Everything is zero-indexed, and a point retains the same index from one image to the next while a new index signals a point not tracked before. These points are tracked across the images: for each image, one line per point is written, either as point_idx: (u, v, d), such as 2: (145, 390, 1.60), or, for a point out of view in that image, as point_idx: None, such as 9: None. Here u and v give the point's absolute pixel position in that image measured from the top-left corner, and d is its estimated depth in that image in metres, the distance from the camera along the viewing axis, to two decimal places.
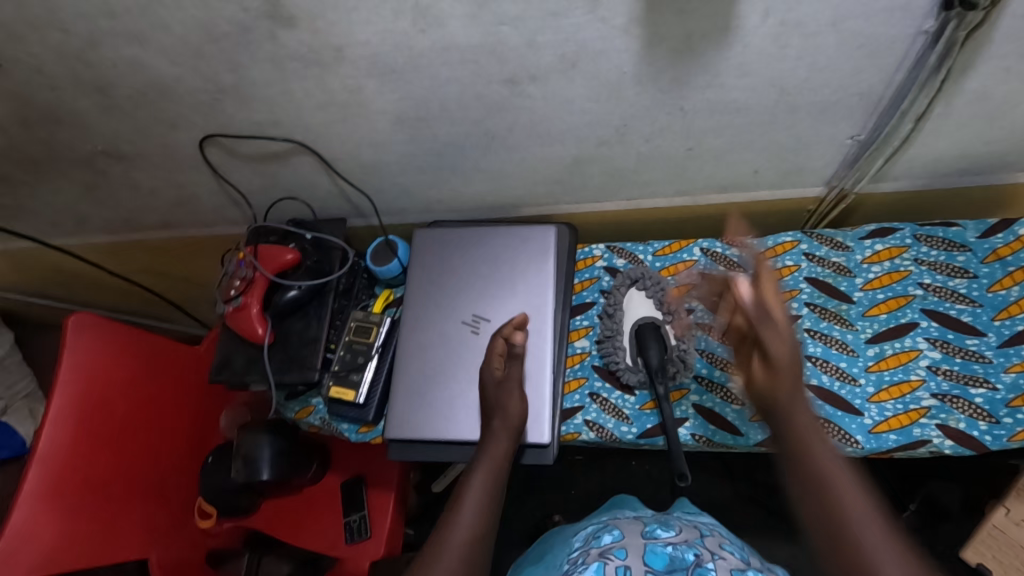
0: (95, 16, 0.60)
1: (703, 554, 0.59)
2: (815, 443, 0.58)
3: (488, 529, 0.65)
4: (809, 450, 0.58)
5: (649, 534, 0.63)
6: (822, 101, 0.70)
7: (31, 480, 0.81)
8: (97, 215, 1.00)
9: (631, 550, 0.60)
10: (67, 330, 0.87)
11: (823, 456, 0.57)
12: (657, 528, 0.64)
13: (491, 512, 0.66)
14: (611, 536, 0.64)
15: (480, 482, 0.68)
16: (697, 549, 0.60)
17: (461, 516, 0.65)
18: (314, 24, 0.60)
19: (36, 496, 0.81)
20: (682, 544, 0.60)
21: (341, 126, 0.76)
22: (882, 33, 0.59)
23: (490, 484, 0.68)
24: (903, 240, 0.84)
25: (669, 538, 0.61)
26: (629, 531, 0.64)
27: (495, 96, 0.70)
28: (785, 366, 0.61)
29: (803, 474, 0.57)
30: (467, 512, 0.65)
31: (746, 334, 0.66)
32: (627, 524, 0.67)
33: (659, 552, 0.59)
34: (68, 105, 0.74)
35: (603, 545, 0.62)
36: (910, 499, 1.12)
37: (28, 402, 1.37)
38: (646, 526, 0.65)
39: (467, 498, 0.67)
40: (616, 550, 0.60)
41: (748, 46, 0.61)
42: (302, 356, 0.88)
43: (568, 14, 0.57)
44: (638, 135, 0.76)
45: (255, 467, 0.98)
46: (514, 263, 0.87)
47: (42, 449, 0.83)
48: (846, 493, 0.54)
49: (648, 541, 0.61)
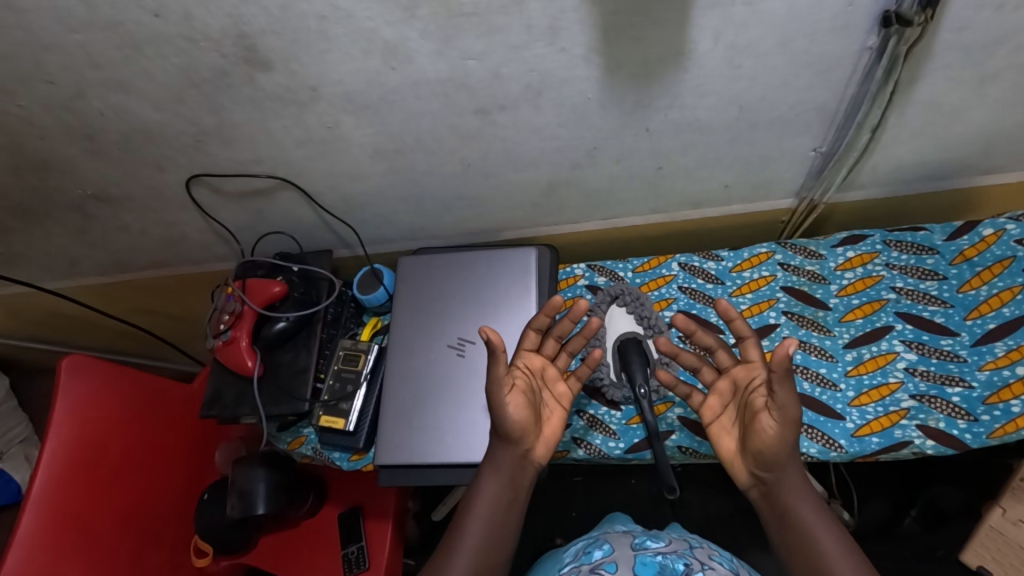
0: (81, 67, 0.63)
1: (693, 564, 0.60)
2: (802, 507, 0.60)
3: (497, 537, 0.64)
4: (796, 517, 0.60)
5: (639, 545, 0.64)
6: (782, 117, 0.73)
7: (26, 523, 0.81)
8: (88, 258, 1.03)
9: (621, 563, 0.60)
10: (60, 372, 0.88)
11: (806, 517, 0.60)
12: (646, 539, 0.65)
13: (503, 516, 0.65)
14: (601, 551, 0.64)
15: (492, 486, 0.67)
16: (687, 559, 0.61)
17: (471, 528, 0.63)
18: (290, 66, 0.63)
19: (32, 540, 0.81)
20: (672, 554, 0.62)
21: (322, 161, 0.79)
22: (829, 51, 0.63)
23: (498, 485, 0.67)
24: (873, 246, 0.86)
25: (659, 548, 0.63)
26: (619, 544, 0.65)
27: (468, 126, 0.73)
28: (784, 429, 0.59)
29: (793, 545, 0.59)
30: (473, 519, 0.64)
31: (747, 396, 0.64)
32: (617, 538, 0.67)
33: (649, 562, 0.60)
34: (58, 153, 0.76)
35: (594, 561, 0.63)
36: (911, 505, 1.13)
37: (23, 447, 1.39)
38: (635, 539, 0.66)
39: (479, 499, 0.66)
40: (606, 565, 0.61)
41: (703, 68, 0.64)
42: (291, 387, 0.89)
43: (530, 47, 0.60)
44: (608, 157, 0.79)
45: (252, 502, 0.98)
46: (498, 286, 0.89)
47: (36, 492, 0.83)
48: (833, 559, 0.57)
49: (638, 553, 0.62)
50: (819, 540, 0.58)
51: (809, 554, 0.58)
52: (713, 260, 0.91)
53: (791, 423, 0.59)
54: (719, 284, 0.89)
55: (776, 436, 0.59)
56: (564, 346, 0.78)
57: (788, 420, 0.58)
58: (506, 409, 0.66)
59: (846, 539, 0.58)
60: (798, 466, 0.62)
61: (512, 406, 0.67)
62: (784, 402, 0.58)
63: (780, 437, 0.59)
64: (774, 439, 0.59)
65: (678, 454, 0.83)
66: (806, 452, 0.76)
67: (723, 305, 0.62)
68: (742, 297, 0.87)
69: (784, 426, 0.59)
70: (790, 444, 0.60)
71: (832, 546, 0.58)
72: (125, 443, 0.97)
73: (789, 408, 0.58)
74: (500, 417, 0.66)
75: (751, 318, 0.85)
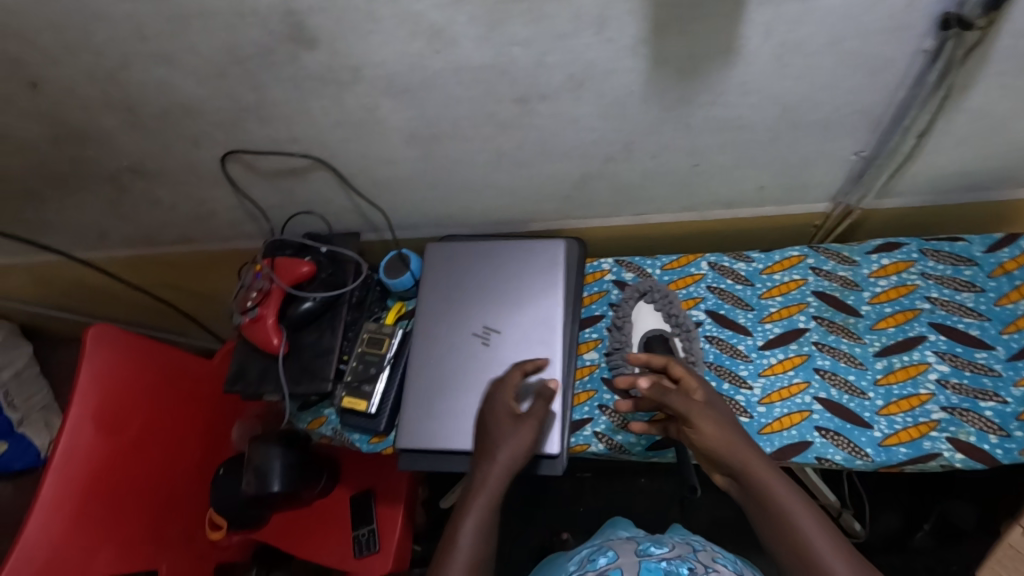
0: (127, 39, 0.62)
1: (696, 567, 0.63)
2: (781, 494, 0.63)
3: (485, 551, 0.69)
4: (777, 508, 0.62)
5: (643, 551, 0.67)
6: (825, 119, 0.71)
7: (46, 489, 0.83)
8: (118, 230, 1.04)
9: (626, 569, 0.64)
10: (84, 342, 0.90)
11: (785, 503, 0.62)
12: (650, 546, 0.69)
13: (490, 531, 0.71)
14: (606, 558, 0.68)
15: (479, 502, 0.71)
16: (690, 563, 0.65)
17: (461, 546, 0.68)
18: (335, 45, 0.62)
19: (50, 507, 0.83)
20: (675, 559, 0.65)
21: (357, 144, 0.78)
22: (883, 53, 0.61)
23: (484, 507, 0.71)
24: (909, 255, 0.84)
25: (662, 555, 0.66)
26: (624, 551, 0.69)
27: (506, 114, 0.71)
28: (705, 433, 0.67)
29: (782, 539, 0.62)
30: (465, 535, 0.68)
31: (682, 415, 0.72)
32: (621, 545, 0.71)
33: (653, 567, 0.64)
34: (96, 124, 0.76)
35: (599, 567, 0.67)
36: (924, 519, 1.13)
37: (43, 414, 1.44)
38: (640, 545, 0.70)
39: (463, 523, 0.70)
40: (612, 570, 0.64)
41: (751, 65, 0.62)
42: (315, 367, 0.89)
43: (578, 36, 0.59)
44: (645, 152, 0.78)
45: (266, 480, 1.01)
46: (526, 276, 0.88)
47: (56, 460, 0.84)
48: (816, 545, 0.60)
49: (642, 559, 0.66)
50: (798, 524, 0.61)
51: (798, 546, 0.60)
52: (744, 261, 0.90)
53: (708, 424, 0.67)
54: (749, 285, 0.88)
55: (706, 439, 0.67)
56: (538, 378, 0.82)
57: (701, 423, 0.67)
58: (515, 451, 0.73)
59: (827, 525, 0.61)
60: (761, 457, 0.66)
61: (520, 448, 0.74)
62: (685, 411, 0.68)
63: (711, 439, 0.67)
64: (708, 443, 0.67)
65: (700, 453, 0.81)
66: (830, 459, 0.76)
67: (661, 359, 0.74)
68: (771, 300, 0.86)
69: (705, 430, 0.67)
70: (724, 440, 0.67)
71: (814, 530, 0.61)
72: (143, 415, 0.98)
73: (692, 414, 0.68)
74: (510, 452, 0.73)
75: (779, 322, 0.85)
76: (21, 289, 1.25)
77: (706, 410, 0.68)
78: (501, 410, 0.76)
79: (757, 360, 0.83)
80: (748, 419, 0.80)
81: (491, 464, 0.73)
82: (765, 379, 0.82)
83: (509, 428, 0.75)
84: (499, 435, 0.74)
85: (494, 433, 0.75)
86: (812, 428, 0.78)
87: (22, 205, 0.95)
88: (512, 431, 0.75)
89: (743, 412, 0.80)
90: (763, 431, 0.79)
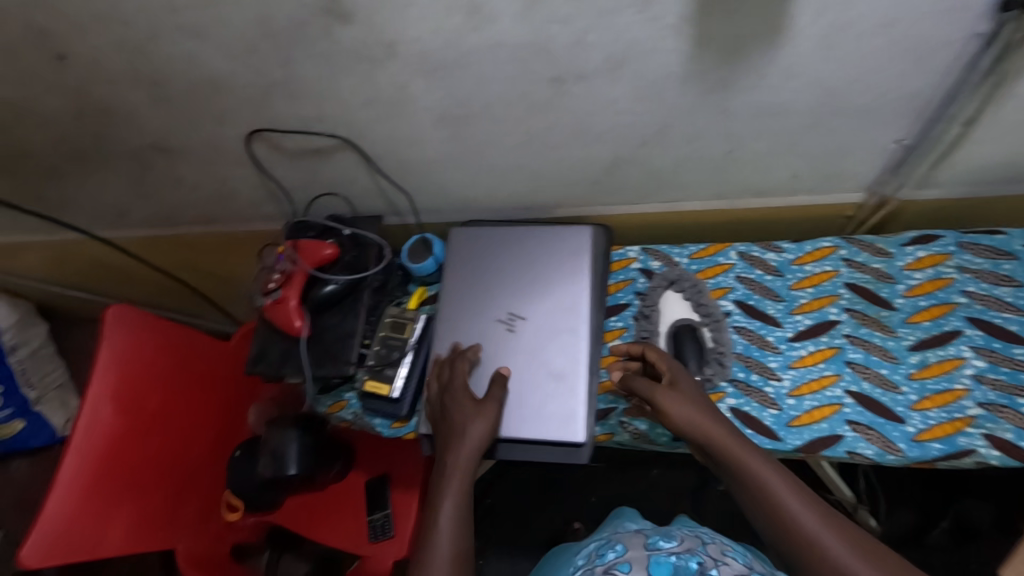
0: (159, 10, 0.61)
1: (706, 562, 0.61)
2: (749, 458, 0.64)
3: (467, 530, 0.69)
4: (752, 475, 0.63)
5: (652, 545, 0.64)
6: (868, 105, 0.69)
7: (66, 468, 0.82)
8: (139, 209, 1.03)
9: (635, 563, 0.62)
10: (104, 323, 0.89)
11: (753, 466, 0.63)
12: (659, 539, 0.66)
13: (467, 510, 0.71)
14: (614, 551, 0.66)
15: (454, 485, 0.71)
16: (700, 557, 0.62)
17: (441, 526, 0.68)
18: (369, 20, 0.60)
19: (69, 487, 0.82)
20: (685, 553, 0.62)
21: (385, 124, 0.77)
22: (936, 36, 0.59)
23: (461, 489, 0.71)
24: (946, 248, 0.82)
25: (672, 548, 0.63)
26: (632, 544, 0.66)
27: (540, 95, 0.70)
28: (676, 414, 0.68)
29: (759, 502, 0.62)
30: (444, 516, 0.69)
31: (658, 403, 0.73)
32: (629, 539, 0.68)
33: (663, 562, 0.61)
34: (122, 99, 0.75)
35: (607, 562, 0.64)
36: (942, 516, 1.12)
37: (59, 393, 1.45)
38: (648, 538, 0.67)
39: (440, 508, 0.70)
40: (620, 565, 0.62)
41: (798, 47, 0.60)
42: (336, 350, 0.88)
43: (620, 13, 0.57)
44: (679, 136, 0.76)
45: (283, 463, 1.01)
46: (552, 262, 0.87)
47: (76, 440, 0.83)
48: (789, 501, 0.60)
49: (651, 553, 0.63)
50: (770, 484, 0.62)
51: (773, 507, 0.61)
52: (774, 251, 0.88)
53: (678, 404, 0.68)
54: (779, 276, 0.86)
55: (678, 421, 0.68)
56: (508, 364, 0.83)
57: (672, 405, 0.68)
58: (477, 434, 0.74)
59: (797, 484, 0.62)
60: (728, 428, 0.67)
61: (482, 430, 0.74)
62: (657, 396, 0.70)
63: (682, 419, 0.67)
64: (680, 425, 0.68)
65: None
66: (862, 453, 0.75)
67: (636, 346, 0.79)
68: (802, 291, 0.85)
69: (676, 411, 0.68)
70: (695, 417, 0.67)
71: (785, 487, 0.61)
72: (161, 398, 0.97)
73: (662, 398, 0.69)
74: (471, 437, 0.74)
75: (810, 314, 0.83)
76: (40, 268, 1.25)
77: (676, 391, 0.69)
78: (458, 394, 0.78)
79: (787, 352, 0.82)
80: (777, 411, 0.79)
81: (458, 452, 0.73)
82: (794, 371, 0.80)
83: (470, 411, 0.76)
84: (460, 422, 0.75)
85: (455, 420, 0.75)
86: (843, 422, 0.76)
87: (44, 182, 0.95)
88: (472, 416, 0.75)
89: (771, 404, 0.79)
90: (792, 424, 0.78)
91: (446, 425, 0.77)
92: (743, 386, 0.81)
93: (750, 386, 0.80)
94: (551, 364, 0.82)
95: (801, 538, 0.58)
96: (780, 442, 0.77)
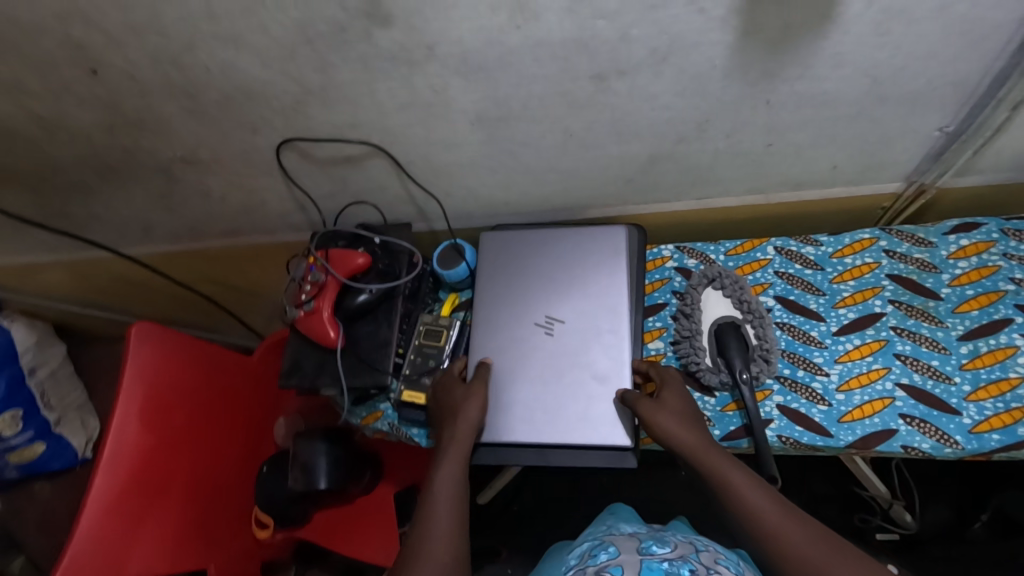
0: (197, 19, 0.60)
1: (698, 569, 0.58)
2: (712, 455, 0.67)
3: (462, 498, 0.70)
4: (722, 476, 0.65)
5: (645, 550, 0.62)
6: (915, 92, 0.68)
7: (97, 486, 0.80)
8: (164, 223, 1.02)
9: (627, 567, 0.59)
10: (131, 338, 0.86)
11: (711, 461, 0.66)
12: (652, 544, 0.63)
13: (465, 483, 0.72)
14: (607, 554, 0.63)
15: (453, 453, 0.73)
16: (693, 564, 0.59)
17: (440, 487, 0.70)
18: (410, 23, 0.59)
19: (102, 505, 0.80)
20: (678, 559, 0.59)
21: (420, 128, 0.76)
22: (988, 19, 0.58)
23: (460, 459, 0.73)
24: (989, 235, 0.81)
25: (665, 554, 0.61)
26: (625, 548, 0.64)
27: (580, 93, 0.69)
28: (652, 420, 0.72)
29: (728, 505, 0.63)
30: (441, 481, 0.71)
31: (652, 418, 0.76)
32: (624, 543, 0.66)
33: (655, 567, 0.58)
34: (154, 112, 0.74)
35: (599, 563, 0.62)
36: (981, 510, 1.09)
37: (80, 412, 1.44)
38: (642, 543, 0.64)
39: (440, 476, 0.71)
40: (612, 568, 0.59)
41: (848, 34, 0.59)
42: (373, 360, 0.87)
43: (667, 7, 0.56)
44: (719, 130, 0.75)
45: (313, 476, 0.99)
46: (588, 263, 0.86)
47: (105, 458, 0.81)
48: (746, 493, 0.62)
49: (644, 557, 0.60)
50: (730, 479, 0.64)
51: (737, 505, 0.62)
52: (812, 244, 0.86)
53: (653, 412, 0.72)
54: (819, 270, 0.85)
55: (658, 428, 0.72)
56: (543, 365, 0.82)
57: (648, 412, 0.73)
58: (470, 416, 0.76)
59: (756, 478, 0.64)
60: (693, 430, 0.70)
61: (477, 411, 0.77)
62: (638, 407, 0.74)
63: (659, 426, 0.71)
64: (659, 431, 0.71)
65: (777, 444, 0.78)
66: (917, 447, 0.73)
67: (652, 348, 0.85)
68: (844, 284, 0.83)
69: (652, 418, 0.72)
70: (668, 425, 0.71)
71: (744, 480, 0.63)
72: (188, 412, 0.95)
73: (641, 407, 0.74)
74: (465, 417, 0.76)
75: (854, 306, 0.82)
76: (61, 286, 1.24)
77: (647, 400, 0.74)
78: (451, 384, 0.82)
79: (832, 346, 0.80)
80: (826, 407, 0.77)
81: (454, 429, 0.76)
82: (842, 365, 0.79)
83: (462, 395, 0.79)
84: (456, 403, 0.78)
85: (452, 401, 0.79)
86: (896, 416, 0.75)
87: (70, 199, 0.94)
88: (464, 398, 0.78)
89: (820, 400, 0.77)
90: (844, 419, 0.76)
91: (442, 411, 0.80)
92: (790, 382, 0.79)
93: (797, 382, 0.79)
94: (595, 366, 0.80)
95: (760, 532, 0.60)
96: (832, 439, 0.76)
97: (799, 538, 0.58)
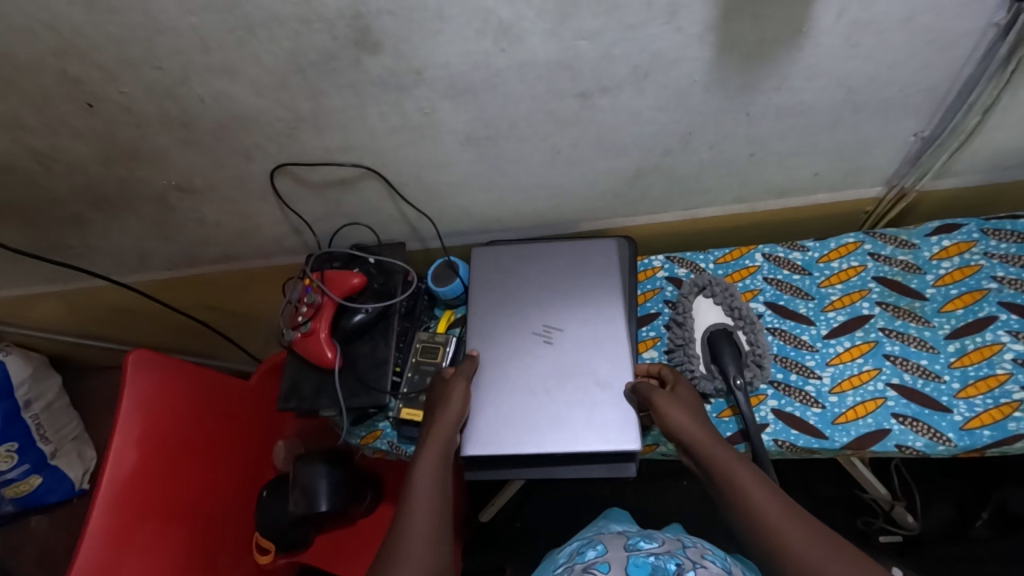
0: (191, 51, 0.62)
1: (685, 564, 0.59)
2: (719, 451, 0.67)
3: (442, 498, 0.67)
4: (731, 473, 0.65)
5: (632, 546, 0.63)
6: (889, 99, 0.70)
7: (96, 514, 0.78)
8: (160, 251, 1.03)
9: (614, 564, 0.60)
10: (127, 365, 0.86)
11: (720, 454, 0.67)
12: (640, 540, 0.65)
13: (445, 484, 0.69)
14: (595, 551, 0.64)
15: (429, 454, 0.71)
16: (679, 559, 0.60)
17: (419, 486, 0.68)
18: (398, 49, 0.61)
19: (101, 533, 0.78)
20: (664, 554, 0.61)
21: (410, 150, 0.78)
22: (952, 28, 0.60)
23: (435, 456, 0.72)
24: (970, 235, 0.83)
25: (652, 549, 0.62)
26: (613, 545, 0.65)
27: (565, 111, 0.71)
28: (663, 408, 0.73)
29: (732, 503, 0.63)
30: (419, 479, 0.69)
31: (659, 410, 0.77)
32: (612, 540, 0.67)
33: (641, 563, 0.59)
34: (149, 142, 0.76)
35: (587, 561, 0.63)
36: (981, 508, 1.11)
37: (76, 444, 1.43)
38: (630, 540, 0.66)
39: (417, 476, 0.69)
40: (600, 564, 0.60)
41: (820, 47, 0.62)
42: (371, 379, 0.88)
43: (647, 26, 0.58)
44: (702, 142, 0.77)
45: (314, 499, 0.98)
46: (582, 275, 0.88)
47: (104, 485, 0.80)
48: (751, 488, 0.63)
49: (631, 553, 0.62)
50: (738, 475, 0.64)
51: (742, 502, 0.62)
52: (799, 250, 0.88)
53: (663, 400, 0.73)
54: (807, 274, 0.86)
55: (669, 419, 0.72)
56: (542, 376, 0.82)
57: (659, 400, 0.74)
58: (450, 412, 0.76)
59: (762, 475, 0.64)
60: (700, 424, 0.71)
61: (456, 409, 0.76)
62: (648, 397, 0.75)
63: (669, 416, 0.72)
64: (670, 422, 0.72)
65: (774, 449, 0.78)
66: (911, 446, 0.74)
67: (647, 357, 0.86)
68: (831, 288, 0.85)
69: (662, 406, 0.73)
70: (677, 416, 0.72)
71: (750, 476, 0.64)
72: (186, 438, 0.95)
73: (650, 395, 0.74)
74: (447, 414, 0.76)
75: (842, 309, 0.83)
76: (57, 317, 1.24)
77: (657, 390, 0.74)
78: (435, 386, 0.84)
79: (823, 349, 0.82)
80: (820, 409, 0.78)
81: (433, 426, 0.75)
82: (833, 368, 0.80)
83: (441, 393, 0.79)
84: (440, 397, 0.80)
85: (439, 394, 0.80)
86: (888, 415, 0.76)
87: (66, 230, 0.95)
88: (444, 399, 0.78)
89: (814, 403, 0.79)
90: (837, 421, 0.77)
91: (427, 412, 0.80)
92: (783, 387, 0.80)
93: (790, 386, 0.80)
94: (596, 374, 0.81)
95: (764, 528, 0.60)
96: (828, 441, 0.76)
97: (800, 535, 0.58)
